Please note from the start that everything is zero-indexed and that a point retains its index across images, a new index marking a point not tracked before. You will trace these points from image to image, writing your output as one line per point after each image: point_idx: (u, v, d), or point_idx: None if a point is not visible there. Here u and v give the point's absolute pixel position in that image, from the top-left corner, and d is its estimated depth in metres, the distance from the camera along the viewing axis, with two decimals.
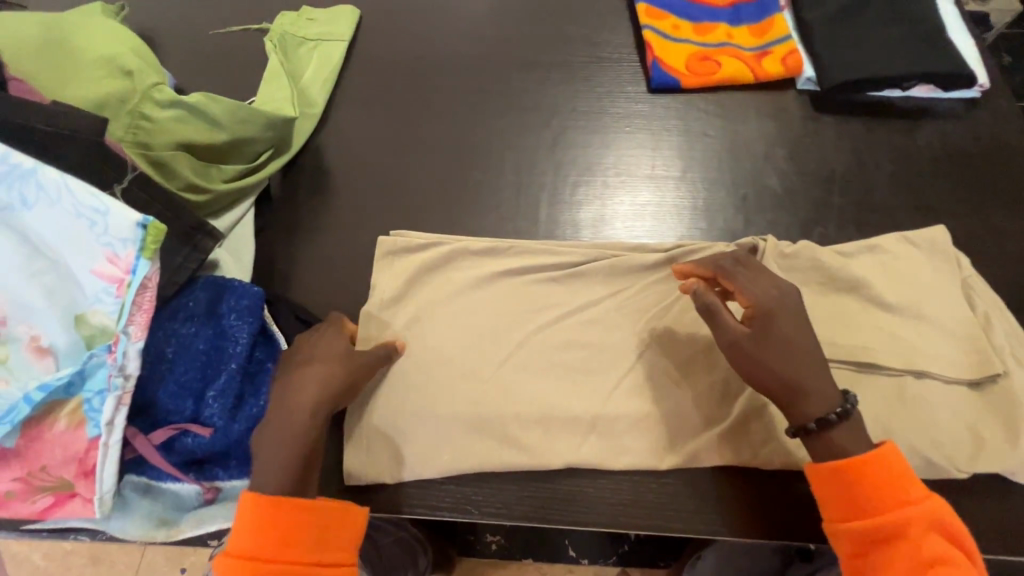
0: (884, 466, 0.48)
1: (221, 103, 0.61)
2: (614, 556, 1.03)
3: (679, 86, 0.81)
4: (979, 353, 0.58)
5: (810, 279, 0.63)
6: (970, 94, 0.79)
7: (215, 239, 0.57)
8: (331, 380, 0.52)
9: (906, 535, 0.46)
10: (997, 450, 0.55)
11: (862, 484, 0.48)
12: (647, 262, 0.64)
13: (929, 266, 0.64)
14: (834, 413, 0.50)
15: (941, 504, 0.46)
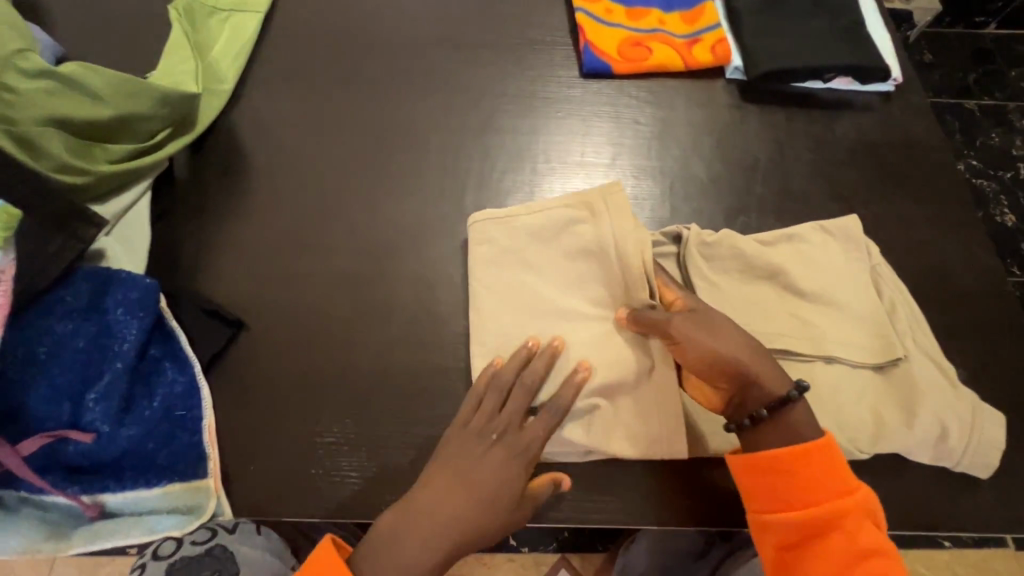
0: (822, 458, 0.52)
1: (101, 75, 0.56)
2: (553, 542, 1.04)
3: (611, 72, 0.80)
4: (884, 338, 0.61)
5: (729, 267, 0.64)
6: (886, 88, 0.82)
7: (96, 227, 0.53)
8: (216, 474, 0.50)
9: (834, 524, 0.51)
10: (895, 431, 0.57)
11: (796, 479, 0.52)
12: None
13: (841, 254, 0.66)
14: (793, 392, 0.54)
15: (868, 493, 0.52)
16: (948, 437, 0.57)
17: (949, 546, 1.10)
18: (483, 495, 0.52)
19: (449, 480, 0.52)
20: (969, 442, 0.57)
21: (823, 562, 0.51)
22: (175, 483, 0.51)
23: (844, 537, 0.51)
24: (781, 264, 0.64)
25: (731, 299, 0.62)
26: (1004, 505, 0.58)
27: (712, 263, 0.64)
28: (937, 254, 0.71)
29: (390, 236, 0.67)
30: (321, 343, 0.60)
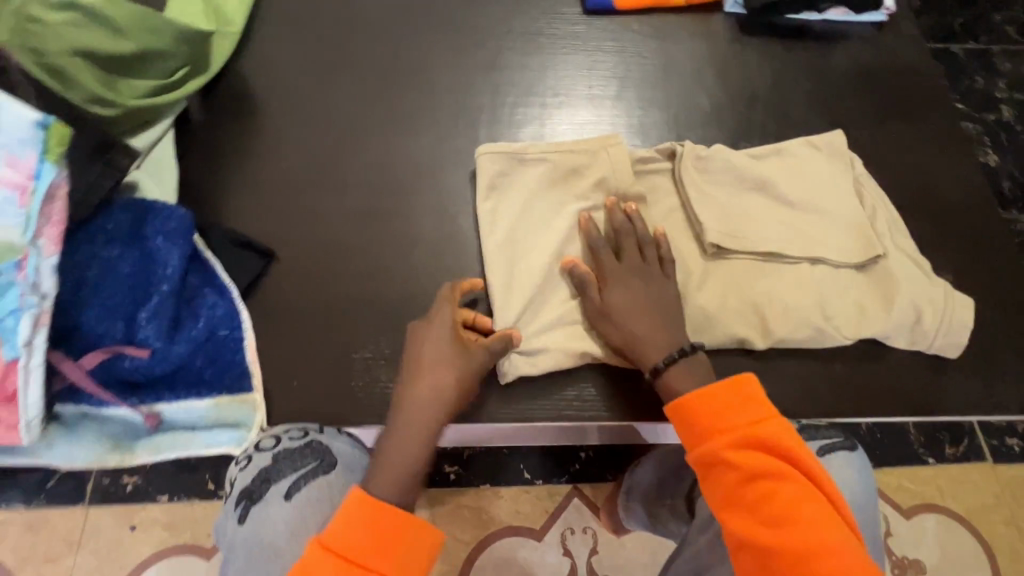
0: (739, 388, 0.54)
1: (121, 7, 0.57)
2: (566, 474, 1.11)
3: (614, 8, 0.81)
4: (866, 236, 0.65)
5: (722, 180, 0.67)
6: (878, 17, 0.85)
7: (129, 156, 0.54)
8: (430, 398, 0.54)
9: (743, 450, 0.52)
10: (874, 317, 0.63)
11: (716, 405, 0.54)
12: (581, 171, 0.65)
13: (827, 166, 0.69)
14: (662, 361, 0.57)
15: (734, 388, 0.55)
16: (923, 319, 0.63)
17: (932, 463, 1.18)
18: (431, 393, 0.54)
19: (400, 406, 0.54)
20: (941, 325, 0.63)
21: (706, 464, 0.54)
22: (224, 396, 0.55)
23: (751, 460, 0.51)
24: (767, 172, 0.67)
25: (726, 209, 0.65)
26: (988, 394, 0.63)
27: (705, 177, 0.67)
28: (927, 173, 0.75)
29: (406, 170, 0.70)
30: (350, 269, 0.63)
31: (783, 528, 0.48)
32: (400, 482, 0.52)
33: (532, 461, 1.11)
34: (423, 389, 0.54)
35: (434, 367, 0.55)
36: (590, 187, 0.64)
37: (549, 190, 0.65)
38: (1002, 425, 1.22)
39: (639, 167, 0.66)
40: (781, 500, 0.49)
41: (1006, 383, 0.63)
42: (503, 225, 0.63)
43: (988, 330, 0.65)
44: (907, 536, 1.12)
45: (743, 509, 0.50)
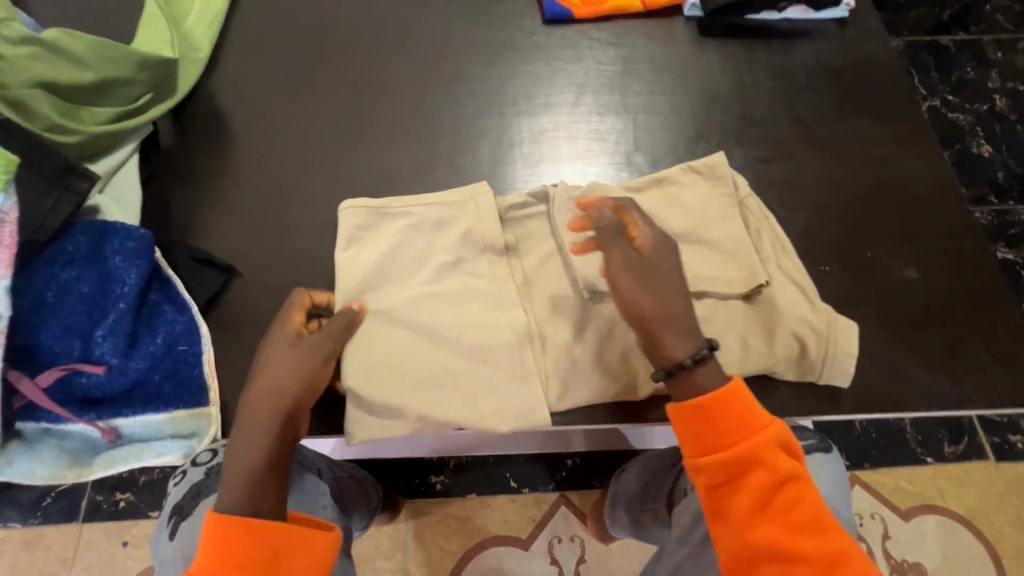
0: (734, 397, 0.53)
1: (82, 41, 0.60)
2: (553, 481, 1.10)
3: (572, 17, 0.83)
4: (748, 265, 0.61)
5: None
6: (840, 14, 0.85)
7: (89, 181, 0.56)
8: (278, 392, 0.53)
9: (749, 463, 0.52)
10: (758, 353, 0.60)
11: (716, 419, 0.53)
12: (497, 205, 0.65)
13: (712, 192, 0.65)
14: (690, 358, 0.54)
15: (745, 397, 0.54)
16: (808, 354, 0.60)
17: (930, 462, 1.15)
18: (271, 392, 0.53)
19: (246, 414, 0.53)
20: (827, 355, 0.60)
21: (743, 490, 0.52)
22: (180, 410, 0.56)
23: (772, 472, 0.52)
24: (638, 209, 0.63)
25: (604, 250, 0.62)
26: (956, 388, 0.61)
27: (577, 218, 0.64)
28: (892, 166, 0.74)
29: (366, 183, 0.71)
30: (309, 282, 0.65)
31: (804, 534, 0.50)
32: (238, 484, 0.50)
33: (518, 470, 1.10)
34: (262, 387, 0.53)
35: (278, 362, 0.54)
36: (456, 241, 0.62)
37: (416, 240, 0.63)
38: (1003, 422, 1.19)
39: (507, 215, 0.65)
40: (792, 505, 0.51)
41: (975, 376, 0.62)
42: (364, 278, 0.60)
43: (955, 323, 0.64)
44: (906, 539, 1.09)
45: (759, 519, 0.51)
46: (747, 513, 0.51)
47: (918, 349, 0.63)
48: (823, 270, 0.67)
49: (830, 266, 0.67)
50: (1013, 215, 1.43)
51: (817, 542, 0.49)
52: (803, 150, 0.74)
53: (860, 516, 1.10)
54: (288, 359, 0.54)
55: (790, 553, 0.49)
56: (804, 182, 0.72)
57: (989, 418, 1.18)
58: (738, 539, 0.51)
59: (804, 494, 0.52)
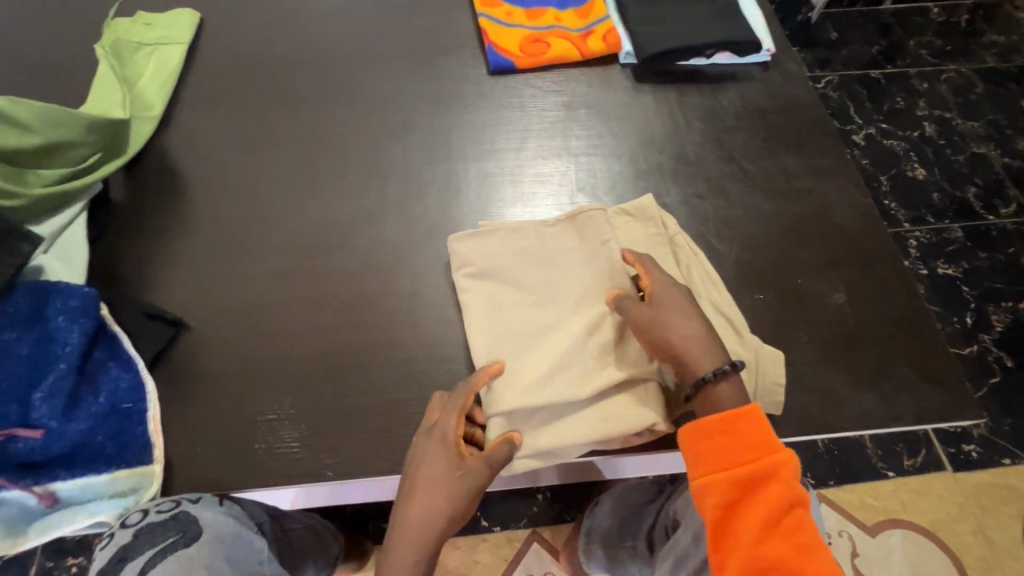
0: (753, 418, 0.58)
1: (28, 106, 0.62)
2: (525, 518, 1.09)
3: (515, 67, 0.87)
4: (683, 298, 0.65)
5: (543, 257, 0.67)
6: (762, 58, 0.92)
7: (31, 243, 0.59)
8: (445, 501, 0.56)
9: (759, 487, 0.56)
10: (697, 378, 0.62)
11: (732, 439, 0.57)
12: (454, 250, 0.68)
13: (644, 233, 0.71)
14: (724, 367, 0.60)
15: (764, 421, 0.58)
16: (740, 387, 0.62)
17: (892, 477, 1.17)
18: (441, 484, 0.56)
19: (426, 510, 0.56)
20: (756, 385, 0.64)
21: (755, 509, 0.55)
22: (122, 469, 0.56)
23: (779, 494, 0.55)
24: (560, 265, 0.67)
25: (551, 287, 0.66)
26: (885, 405, 0.65)
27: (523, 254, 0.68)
28: (815, 198, 0.79)
29: (317, 231, 0.73)
30: (258, 333, 0.65)
31: (805, 557, 0.53)
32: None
33: (489, 507, 1.09)
34: (423, 507, 0.56)
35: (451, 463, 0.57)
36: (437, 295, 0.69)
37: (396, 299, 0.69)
38: (957, 432, 1.23)
39: (463, 256, 0.68)
40: (797, 528, 0.55)
41: (902, 394, 0.66)
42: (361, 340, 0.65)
43: (879, 344, 0.69)
44: (875, 556, 1.10)
45: (765, 541, 0.54)
46: (754, 534, 0.54)
47: (847, 369, 0.67)
48: (757, 297, 0.71)
49: (763, 294, 0.71)
50: (950, 233, 1.52)
51: (816, 565, 0.53)
52: (733, 186, 0.79)
53: (829, 535, 1.11)
54: (450, 467, 0.57)
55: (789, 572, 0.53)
56: (736, 216, 0.77)
57: (945, 430, 1.22)
58: (747, 558, 0.54)
59: (805, 519, 0.55)
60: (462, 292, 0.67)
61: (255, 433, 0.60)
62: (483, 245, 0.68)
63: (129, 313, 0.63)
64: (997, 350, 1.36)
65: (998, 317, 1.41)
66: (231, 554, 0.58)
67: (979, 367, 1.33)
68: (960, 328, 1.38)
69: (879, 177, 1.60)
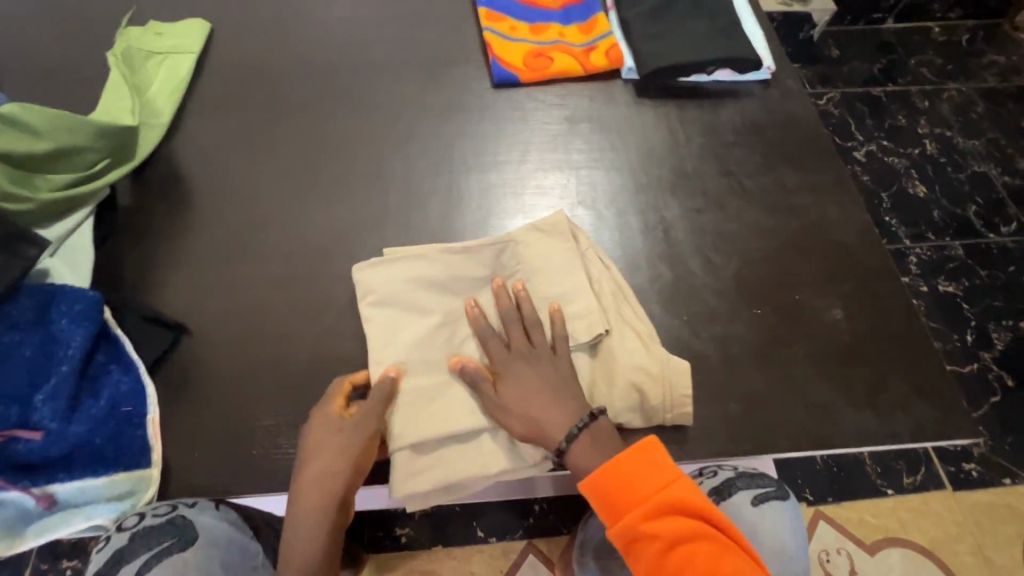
0: (642, 454, 0.59)
1: (40, 113, 0.64)
2: (521, 529, 1.09)
3: (519, 81, 0.89)
4: (586, 318, 0.64)
5: (443, 285, 0.65)
6: (762, 75, 0.93)
7: (38, 247, 0.59)
8: (341, 457, 0.58)
9: (649, 524, 0.57)
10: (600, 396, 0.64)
11: (620, 480, 0.59)
12: (361, 281, 0.65)
13: (559, 251, 0.68)
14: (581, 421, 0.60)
15: (660, 456, 0.59)
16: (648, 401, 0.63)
17: (891, 494, 1.17)
18: (337, 449, 0.58)
19: (320, 471, 0.58)
20: (665, 399, 0.63)
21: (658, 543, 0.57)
22: (119, 472, 0.56)
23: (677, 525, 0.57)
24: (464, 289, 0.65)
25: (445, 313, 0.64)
26: (882, 422, 0.65)
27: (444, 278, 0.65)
28: (813, 214, 0.80)
29: (319, 239, 0.74)
30: (259, 338, 0.66)
31: None
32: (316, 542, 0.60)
33: (485, 518, 1.09)
34: (317, 467, 0.58)
35: (324, 441, 0.58)
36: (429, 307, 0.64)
37: (404, 320, 0.63)
38: (956, 450, 1.22)
39: (371, 292, 0.65)
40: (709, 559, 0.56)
41: (898, 412, 0.66)
42: (391, 365, 0.61)
43: (876, 360, 0.69)
44: (873, 574, 1.09)
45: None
46: (645, 570, 0.57)
47: (844, 386, 0.67)
48: (755, 312, 0.71)
49: (761, 308, 0.71)
50: (951, 250, 1.52)
51: None
52: (732, 201, 0.80)
53: (827, 552, 1.10)
54: (354, 433, 0.58)
55: None
56: (734, 231, 0.77)
57: (944, 447, 1.21)
58: None
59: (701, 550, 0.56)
60: (365, 320, 0.64)
61: (252, 439, 0.60)
62: (379, 273, 0.65)
63: (132, 317, 0.64)
64: (997, 368, 1.36)
65: (998, 335, 1.41)
66: (227, 559, 0.61)
67: (979, 385, 1.33)
68: (960, 345, 1.38)
69: (880, 194, 1.60)
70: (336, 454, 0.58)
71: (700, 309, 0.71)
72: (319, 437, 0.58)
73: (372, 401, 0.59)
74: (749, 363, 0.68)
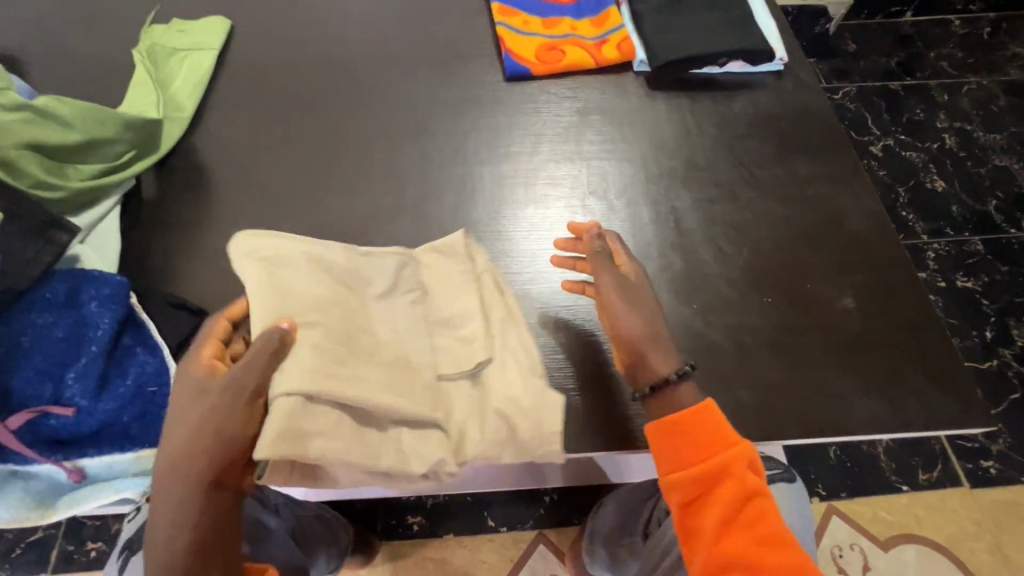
0: (710, 414, 0.59)
1: (73, 106, 0.67)
2: (531, 519, 1.10)
3: (531, 74, 0.90)
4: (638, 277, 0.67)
5: (342, 272, 0.62)
6: (775, 67, 0.92)
7: (70, 233, 0.61)
8: (202, 430, 0.51)
9: (705, 483, 0.58)
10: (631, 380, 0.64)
11: (692, 438, 0.58)
12: (243, 245, 0.59)
13: (452, 272, 0.66)
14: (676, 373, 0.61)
15: (720, 418, 0.59)
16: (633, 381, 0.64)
17: (906, 491, 1.15)
18: (204, 411, 0.52)
19: (184, 444, 0.51)
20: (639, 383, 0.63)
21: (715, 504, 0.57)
22: (145, 449, 0.59)
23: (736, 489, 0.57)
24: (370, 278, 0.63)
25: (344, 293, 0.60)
26: (894, 410, 0.65)
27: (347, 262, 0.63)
28: (826, 204, 0.79)
29: (336, 228, 0.75)
30: None
31: (765, 550, 0.55)
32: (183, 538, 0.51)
33: (496, 507, 1.10)
34: (178, 441, 0.52)
35: (182, 410, 0.53)
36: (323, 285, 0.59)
37: (280, 280, 0.58)
38: (974, 447, 1.20)
39: (258, 257, 0.59)
40: (756, 520, 0.56)
41: (912, 401, 0.66)
42: (283, 317, 0.55)
43: (889, 349, 0.69)
44: (887, 570, 1.08)
45: (723, 535, 0.56)
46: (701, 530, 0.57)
47: (855, 375, 0.67)
48: (766, 301, 0.71)
49: (772, 298, 0.71)
50: (970, 245, 1.50)
51: (776, 560, 0.54)
52: (744, 192, 0.80)
53: (840, 548, 1.10)
54: (202, 405, 0.52)
55: (748, 564, 0.54)
56: (746, 221, 0.77)
57: (962, 444, 1.20)
58: (707, 552, 0.56)
59: (767, 510, 0.57)
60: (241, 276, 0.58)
61: None
62: (265, 241, 0.59)
63: (157, 303, 0.66)
64: (1018, 365, 1.33)
65: (1019, 332, 1.38)
66: None
67: (999, 382, 1.30)
68: (980, 342, 1.36)
69: (897, 188, 1.58)
70: (195, 421, 0.51)
71: (710, 298, 0.71)
72: (182, 405, 0.53)
73: (257, 351, 0.52)
74: (760, 351, 0.68)
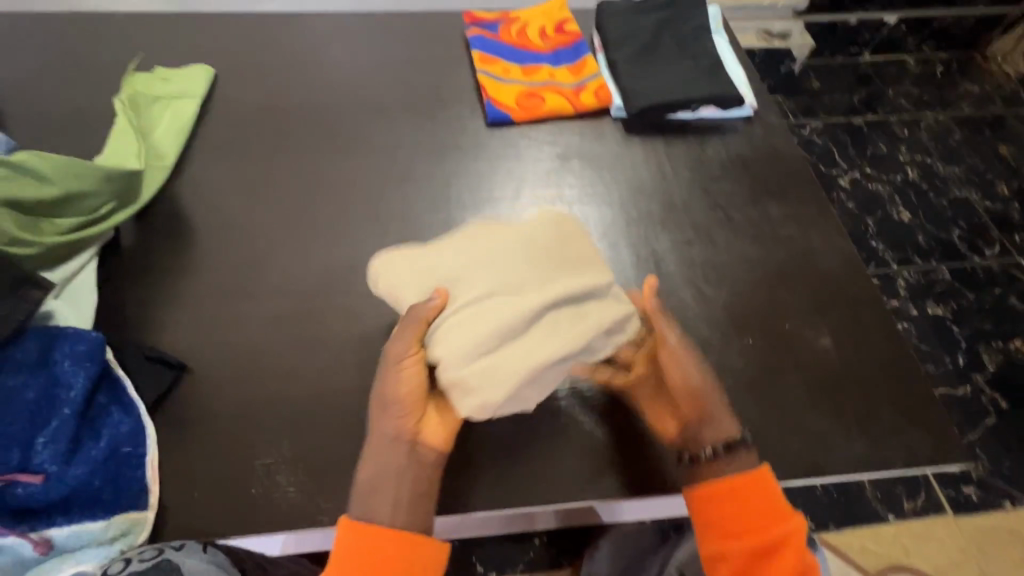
0: (765, 483, 0.60)
1: (51, 161, 0.66)
2: (521, 563, 1.07)
3: (511, 120, 0.92)
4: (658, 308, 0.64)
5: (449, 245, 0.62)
6: (746, 112, 0.97)
7: (43, 290, 0.60)
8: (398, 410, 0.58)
9: (756, 551, 0.58)
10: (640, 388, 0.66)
11: (745, 505, 0.59)
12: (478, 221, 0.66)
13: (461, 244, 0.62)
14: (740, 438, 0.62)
15: (773, 484, 0.60)
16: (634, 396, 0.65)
17: (892, 520, 1.16)
18: (405, 382, 0.58)
19: (386, 419, 0.58)
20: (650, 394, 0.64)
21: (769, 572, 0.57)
22: (117, 514, 0.56)
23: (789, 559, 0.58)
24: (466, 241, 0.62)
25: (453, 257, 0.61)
26: (874, 449, 0.66)
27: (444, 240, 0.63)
28: (800, 244, 0.82)
29: (319, 277, 0.75)
30: (259, 375, 0.66)
31: None
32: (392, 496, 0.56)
33: (485, 552, 1.08)
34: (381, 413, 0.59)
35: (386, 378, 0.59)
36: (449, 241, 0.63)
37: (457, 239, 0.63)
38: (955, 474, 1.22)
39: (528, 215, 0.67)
40: None
41: (892, 438, 0.67)
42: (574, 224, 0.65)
43: (867, 387, 0.70)
44: None
45: None
46: None
47: (837, 414, 0.68)
48: (747, 341, 0.73)
49: (753, 338, 0.73)
50: (938, 273, 1.55)
51: None
52: (721, 233, 0.82)
53: None
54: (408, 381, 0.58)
55: None
56: (724, 262, 0.80)
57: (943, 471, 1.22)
58: None
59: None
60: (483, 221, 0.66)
61: (251, 478, 0.60)
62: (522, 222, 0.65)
63: (133, 358, 0.65)
64: (991, 390, 1.37)
65: (990, 357, 1.42)
66: None
67: (974, 408, 1.34)
68: (954, 367, 1.40)
69: (866, 219, 1.64)
70: (398, 398, 0.58)
71: (693, 339, 0.72)
72: (387, 395, 0.59)
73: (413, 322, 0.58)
74: (744, 392, 0.69)
